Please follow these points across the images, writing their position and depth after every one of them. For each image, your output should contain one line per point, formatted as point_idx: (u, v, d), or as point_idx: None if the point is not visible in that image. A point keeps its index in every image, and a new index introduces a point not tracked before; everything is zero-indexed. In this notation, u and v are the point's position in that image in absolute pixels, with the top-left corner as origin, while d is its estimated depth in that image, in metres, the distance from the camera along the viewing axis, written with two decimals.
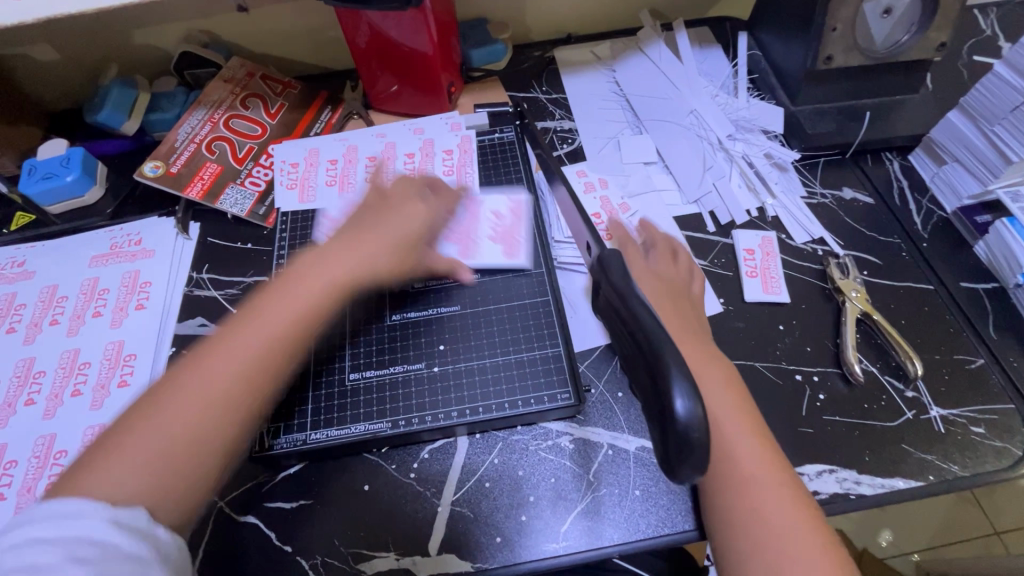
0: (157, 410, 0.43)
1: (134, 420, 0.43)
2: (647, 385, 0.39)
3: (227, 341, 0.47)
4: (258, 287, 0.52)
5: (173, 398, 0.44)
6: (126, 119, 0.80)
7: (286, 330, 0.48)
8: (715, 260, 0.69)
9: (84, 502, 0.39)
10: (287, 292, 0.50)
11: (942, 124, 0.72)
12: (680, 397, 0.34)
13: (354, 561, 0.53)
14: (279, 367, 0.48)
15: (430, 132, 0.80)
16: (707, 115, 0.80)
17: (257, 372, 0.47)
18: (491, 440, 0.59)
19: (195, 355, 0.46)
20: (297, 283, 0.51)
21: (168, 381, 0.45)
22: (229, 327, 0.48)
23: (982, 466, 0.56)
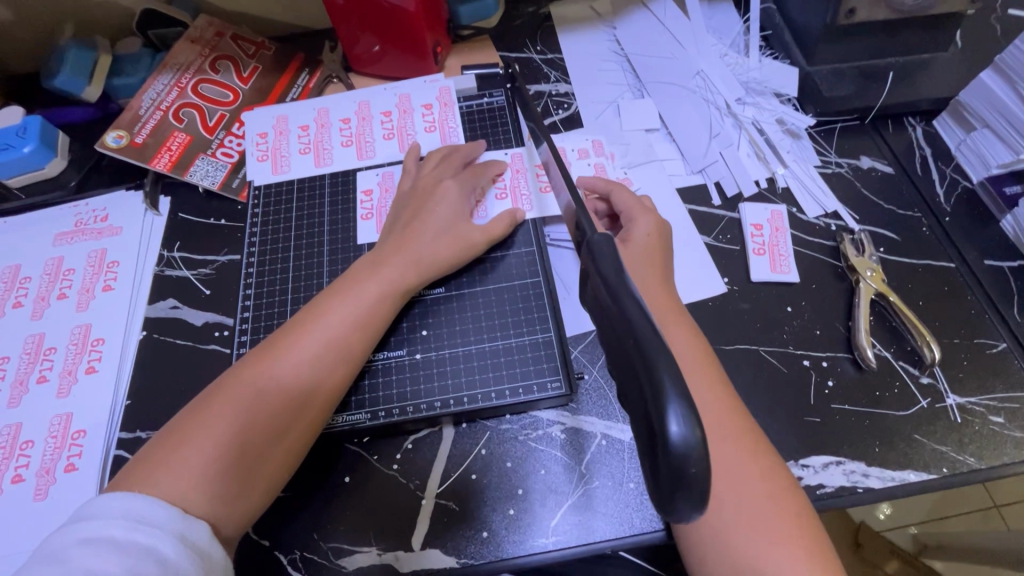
0: (217, 413, 0.47)
1: (170, 448, 0.45)
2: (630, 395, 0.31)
3: (262, 376, 0.49)
4: (294, 314, 0.54)
5: (232, 405, 0.47)
6: (86, 84, 0.74)
7: (340, 349, 0.52)
8: (720, 236, 0.64)
9: (117, 510, 0.39)
10: (339, 311, 0.53)
11: (972, 86, 0.65)
12: (676, 418, 0.27)
13: (335, 557, 0.51)
14: (331, 384, 0.51)
15: (404, 86, 0.74)
16: (715, 77, 0.74)
17: (306, 387, 0.50)
18: (478, 430, 0.56)
19: (229, 385, 0.49)
20: (348, 301, 0.53)
21: (203, 408, 0.47)
22: (283, 344, 0.51)
23: (999, 458, 0.52)
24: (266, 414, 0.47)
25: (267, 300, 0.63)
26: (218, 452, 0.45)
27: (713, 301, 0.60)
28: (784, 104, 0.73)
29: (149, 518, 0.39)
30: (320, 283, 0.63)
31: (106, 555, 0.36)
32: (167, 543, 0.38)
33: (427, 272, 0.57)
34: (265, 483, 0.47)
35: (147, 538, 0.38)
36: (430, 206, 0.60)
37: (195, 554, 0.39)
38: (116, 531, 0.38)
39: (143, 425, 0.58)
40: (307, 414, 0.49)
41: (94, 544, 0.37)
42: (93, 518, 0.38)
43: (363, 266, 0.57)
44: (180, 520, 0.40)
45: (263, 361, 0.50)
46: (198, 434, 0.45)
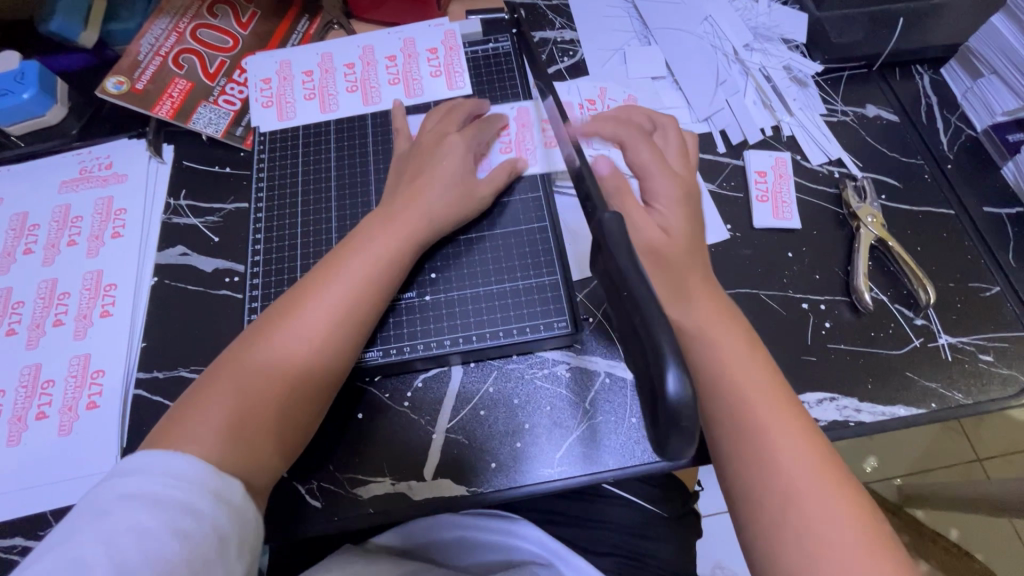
0: (241, 367, 0.48)
1: (192, 406, 0.46)
2: (630, 347, 0.32)
3: (280, 336, 0.49)
4: (311, 270, 0.54)
5: (255, 361, 0.48)
6: (82, 29, 0.72)
7: (358, 304, 0.52)
8: (725, 183, 0.65)
9: (154, 468, 0.40)
10: (354, 267, 0.53)
11: (984, 32, 0.65)
12: (673, 375, 0.28)
13: (350, 486, 0.54)
14: (349, 335, 0.52)
15: (408, 30, 0.72)
16: (723, 23, 0.73)
17: (332, 340, 0.51)
18: (485, 368, 0.58)
19: (247, 345, 0.49)
20: (362, 257, 0.53)
21: (222, 368, 0.48)
22: (302, 301, 0.51)
23: (986, 394, 0.55)
24: (287, 365, 0.49)
25: (276, 246, 0.63)
26: (246, 404, 0.47)
27: (716, 248, 0.61)
28: (793, 50, 0.72)
29: (182, 475, 0.40)
30: (329, 229, 0.64)
31: (149, 509, 0.38)
32: (202, 500, 0.40)
33: (439, 225, 0.57)
34: (290, 432, 0.49)
35: (184, 494, 0.39)
36: (439, 157, 0.59)
37: (228, 510, 0.41)
38: (156, 488, 0.39)
39: (159, 366, 0.60)
40: (327, 364, 0.51)
41: (135, 499, 0.38)
42: (132, 474, 0.40)
43: (376, 220, 0.56)
44: (212, 477, 0.42)
45: (281, 316, 0.50)
46: (223, 388, 0.47)
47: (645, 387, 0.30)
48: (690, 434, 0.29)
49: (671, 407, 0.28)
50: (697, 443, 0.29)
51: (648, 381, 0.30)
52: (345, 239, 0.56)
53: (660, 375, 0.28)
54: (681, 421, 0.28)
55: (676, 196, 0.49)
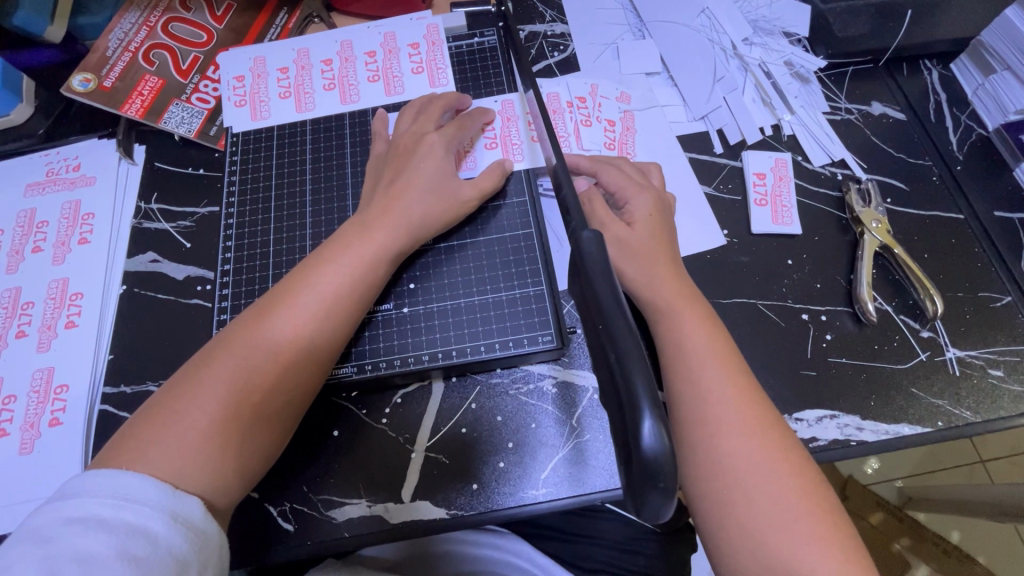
0: (205, 382, 0.45)
1: (156, 423, 0.43)
2: (604, 391, 0.30)
3: (251, 349, 0.47)
4: (285, 278, 0.51)
5: (221, 376, 0.45)
6: (48, 24, 0.68)
7: (334, 316, 0.49)
8: (721, 186, 0.62)
9: (104, 490, 0.38)
10: (328, 277, 0.50)
11: (996, 24, 0.62)
12: (649, 424, 0.27)
13: (324, 508, 0.51)
14: (323, 349, 0.49)
15: (389, 23, 0.69)
16: (722, 16, 0.69)
17: (306, 354, 0.48)
18: (467, 384, 0.55)
19: (214, 358, 0.46)
20: (337, 266, 0.51)
21: (187, 380, 0.46)
22: (273, 312, 0.48)
23: (996, 411, 0.52)
24: (254, 382, 0.46)
25: (248, 252, 0.60)
26: (211, 423, 0.44)
27: (712, 255, 0.58)
28: (794, 44, 0.68)
29: (136, 496, 0.38)
30: (303, 236, 0.61)
31: (95, 534, 0.36)
32: (154, 520, 0.38)
33: (419, 232, 0.54)
34: (258, 452, 0.46)
35: (136, 516, 0.37)
36: (418, 160, 0.56)
37: (187, 531, 0.39)
38: (105, 510, 0.37)
39: (127, 380, 0.57)
40: (297, 379, 0.48)
41: (81, 524, 0.36)
42: (81, 496, 0.38)
43: (352, 227, 0.53)
44: (170, 497, 0.40)
45: (252, 328, 0.47)
46: (186, 404, 0.44)
47: (618, 433, 0.29)
48: (669, 490, 0.27)
49: (645, 459, 0.27)
50: (678, 498, 0.27)
51: (623, 428, 0.28)
52: (322, 245, 0.53)
53: (636, 423, 0.27)
54: (657, 477, 0.27)
55: (652, 214, 0.53)
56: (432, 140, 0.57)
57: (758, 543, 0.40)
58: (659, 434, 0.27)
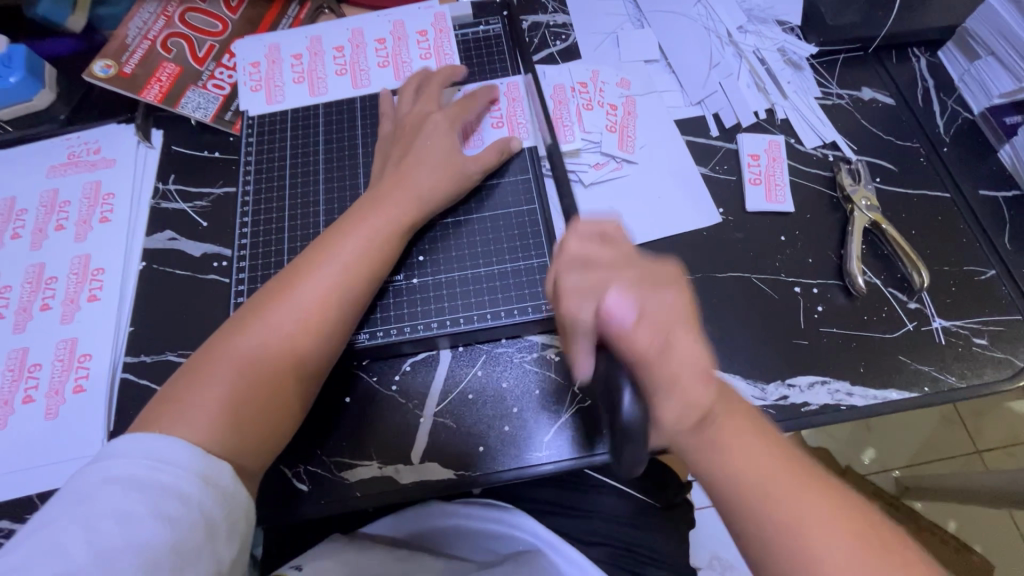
0: (233, 346, 0.48)
1: (186, 384, 0.46)
2: (601, 384, 0.42)
3: (274, 316, 0.49)
4: (304, 249, 0.53)
5: (249, 343, 0.48)
6: (70, 14, 0.72)
7: (351, 283, 0.52)
8: (717, 167, 0.64)
9: (138, 452, 0.40)
10: (345, 246, 0.53)
11: (979, 12, 0.65)
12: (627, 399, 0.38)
13: (337, 469, 0.53)
14: (343, 316, 0.52)
15: (398, 12, 0.72)
16: (717, 5, 0.72)
17: (323, 319, 0.50)
18: (475, 352, 0.57)
19: (239, 325, 0.49)
20: (353, 236, 0.53)
21: (214, 346, 0.48)
22: (293, 281, 0.51)
23: (980, 377, 0.54)
24: (276, 346, 0.49)
25: (263, 229, 0.63)
26: (241, 387, 0.46)
27: (708, 231, 0.61)
28: (788, 32, 0.71)
29: (170, 459, 0.41)
30: (316, 213, 0.63)
31: (131, 494, 0.38)
32: (186, 482, 0.40)
33: (427, 205, 0.57)
34: (285, 415, 0.49)
35: (168, 477, 0.40)
36: (422, 140, 0.59)
37: (216, 494, 0.41)
38: (140, 472, 0.39)
39: (147, 350, 0.60)
40: (319, 345, 0.50)
41: (117, 484, 0.39)
42: (118, 458, 0.40)
43: (364, 203, 0.56)
44: (201, 461, 0.42)
45: (274, 296, 0.50)
46: (217, 369, 0.47)
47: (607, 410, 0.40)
48: (640, 445, 0.38)
49: (625, 426, 0.38)
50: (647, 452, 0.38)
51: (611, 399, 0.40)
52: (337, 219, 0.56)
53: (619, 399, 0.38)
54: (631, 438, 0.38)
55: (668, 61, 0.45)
56: (441, 120, 0.60)
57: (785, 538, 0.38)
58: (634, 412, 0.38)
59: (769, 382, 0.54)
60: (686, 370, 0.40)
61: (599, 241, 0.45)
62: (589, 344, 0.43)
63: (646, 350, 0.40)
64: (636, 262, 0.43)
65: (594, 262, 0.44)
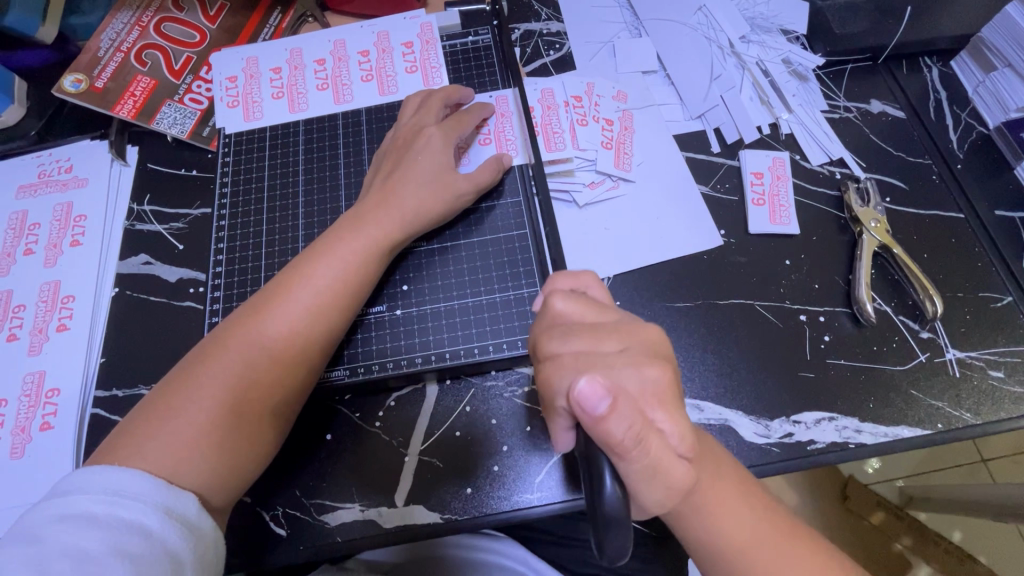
0: (201, 380, 0.45)
1: (149, 420, 0.43)
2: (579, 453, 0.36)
3: (244, 349, 0.46)
4: (278, 274, 0.50)
5: (216, 375, 0.45)
6: (41, 24, 0.67)
7: (328, 311, 0.49)
8: (718, 185, 0.61)
9: (96, 486, 0.38)
10: (322, 272, 0.50)
11: (997, 20, 0.61)
12: (609, 482, 0.32)
13: (317, 513, 0.51)
14: (319, 345, 0.49)
15: (383, 22, 0.68)
16: (718, 13, 0.69)
17: (299, 350, 0.48)
18: (462, 387, 0.54)
19: (206, 357, 0.46)
20: (331, 261, 0.50)
21: (181, 380, 0.45)
22: (266, 310, 0.48)
23: (997, 414, 0.51)
24: (249, 380, 0.46)
25: (240, 254, 0.60)
26: (208, 421, 0.44)
27: (709, 255, 0.58)
28: (793, 42, 0.68)
29: (129, 492, 0.38)
30: (296, 237, 0.60)
31: (87, 531, 0.36)
32: (149, 515, 0.38)
33: (413, 226, 0.54)
34: (253, 451, 0.46)
35: (128, 511, 0.37)
36: (414, 156, 0.55)
37: (182, 528, 0.39)
38: (97, 507, 0.37)
39: (119, 384, 0.57)
40: (292, 377, 0.47)
41: (72, 521, 0.36)
42: (72, 494, 0.38)
43: (345, 223, 0.53)
44: (164, 493, 0.39)
45: (245, 326, 0.47)
46: (180, 400, 0.44)
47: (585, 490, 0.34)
48: (622, 539, 0.32)
49: (605, 513, 0.32)
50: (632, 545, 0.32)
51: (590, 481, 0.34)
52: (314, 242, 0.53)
53: (599, 482, 0.32)
54: (613, 529, 0.32)
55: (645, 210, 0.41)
56: (426, 138, 0.57)
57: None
58: (616, 495, 0.32)
59: (773, 419, 0.51)
60: (668, 453, 0.34)
61: (580, 299, 0.39)
62: (567, 421, 0.37)
63: (623, 438, 0.32)
64: (621, 326, 0.38)
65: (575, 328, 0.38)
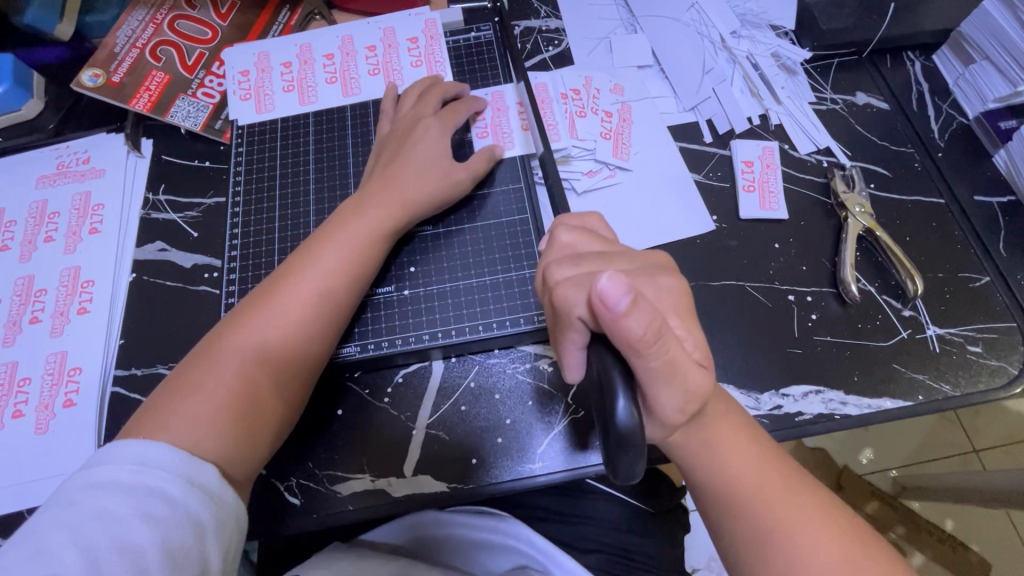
0: (220, 358, 0.48)
1: (172, 397, 0.46)
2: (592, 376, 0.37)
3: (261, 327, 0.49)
4: (291, 257, 0.53)
5: (234, 351, 0.48)
6: (58, 22, 0.70)
7: (338, 290, 0.52)
8: (710, 174, 0.64)
9: (125, 455, 0.40)
10: (332, 253, 0.53)
11: (975, 15, 0.64)
12: (624, 399, 0.33)
13: (329, 483, 0.53)
14: (327, 325, 0.51)
15: (389, 19, 0.71)
16: (711, 10, 0.72)
17: (313, 329, 0.51)
18: (467, 363, 0.57)
19: (224, 337, 0.49)
20: (338, 243, 0.53)
21: (203, 357, 0.48)
22: (279, 291, 0.51)
23: (975, 385, 0.54)
24: (269, 356, 0.49)
25: (253, 239, 0.63)
26: (227, 394, 0.46)
27: (701, 239, 0.61)
28: (782, 37, 0.70)
29: (154, 461, 0.41)
30: (307, 223, 0.63)
31: (116, 497, 0.38)
32: (172, 484, 0.40)
33: (416, 209, 0.56)
34: (272, 420, 0.48)
35: (153, 480, 0.40)
36: (413, 145, 0.58)
37: (204, 495, 0.41)
38: (125, 475, 0.39)
39: (138, 363, 0.59)
40: (308, 352, 0.50)
41: (103, 488, 0.39)
42: (103, 463, 0.40)
43: (349, 207, 0.56)
44: (188, 462, 0.42)
45: (260, 304, 0.50)
46: (200, 377, 0.47)
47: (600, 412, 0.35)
48: (637, 455, 0.33)
49: (620, 430, 0.32)
50: (645, 463, 0.33)
51: (602, 404, 0.34)
52: (320, 228, 0.55)
53: (613, 400, 0.33)
54: (628, 445, 0.32)
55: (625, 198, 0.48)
56: (432, 128, 0.60)
57: (764, 546, 0.38)
58: (630, 410, 0.33)
59: (763, 392, 0.54)
60: (685, 358, 0.36)
61: (587, 234, 0.44)
62: (582, 341, 0.38)
63: (643, 335, 0.33)
64: (626, 254, 0.42)
65: (585, 255, 0.41)
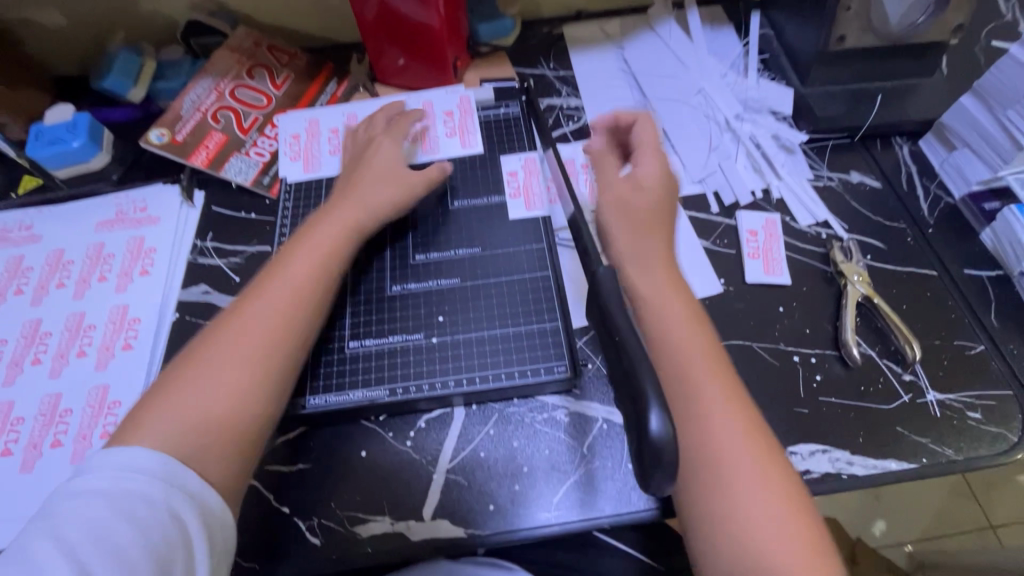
0: (200, 363, 0.49)
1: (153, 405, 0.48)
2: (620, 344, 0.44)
3: (239, 331, 0.51)
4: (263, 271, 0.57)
5: (213, 355, 0.50)
6: (132, 87, 0.80)
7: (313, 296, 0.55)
8: (717, 241, 0.69)
9: (111, 463, 0.43)
10: (298, 265, 0.56)
11: (954, 110, 0.71)
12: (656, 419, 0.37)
13: (350, 524, 0.55)
14: (306, 324, 0.54)
15: (428, 94, 0.79)
16: (715, 95, 0.80)
17: (287, 330, 0.53)
18: (487, 411, 0.60)
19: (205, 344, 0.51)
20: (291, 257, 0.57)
21: (182, 363, 0.50)
22: (259, 298, 0.54)
23: (975, 450, 0.56)
24: (245, 356, 0.50)
25: None
26: (208, 393, 0.48)
27: (710, 301, 0.65)
28: (781, 121, 0.78)
29: (137, 467, 0.43)
30: None
31: (99, 505, 0.41)
32: (152, 486, 0.43)
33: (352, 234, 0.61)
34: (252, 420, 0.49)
35: (136, 485, 0.43)
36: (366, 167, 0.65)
37: (187, 497, 0.44)
38: (108, 482, 0.42)
39: None
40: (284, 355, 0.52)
41: (89, 497, 0.42)
42: (89, 472, 0.43)
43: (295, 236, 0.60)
44: (168, 464, 0.44)
45: (241, 310, 0.53)
46: (186, 382, 0.49)
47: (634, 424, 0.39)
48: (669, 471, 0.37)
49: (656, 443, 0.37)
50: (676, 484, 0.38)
51: (637, 419, 0.38)
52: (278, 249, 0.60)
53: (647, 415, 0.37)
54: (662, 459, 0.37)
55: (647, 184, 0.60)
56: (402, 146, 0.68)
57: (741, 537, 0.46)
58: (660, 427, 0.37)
59: None
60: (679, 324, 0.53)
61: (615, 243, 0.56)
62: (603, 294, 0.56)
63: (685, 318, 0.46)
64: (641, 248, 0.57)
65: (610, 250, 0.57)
